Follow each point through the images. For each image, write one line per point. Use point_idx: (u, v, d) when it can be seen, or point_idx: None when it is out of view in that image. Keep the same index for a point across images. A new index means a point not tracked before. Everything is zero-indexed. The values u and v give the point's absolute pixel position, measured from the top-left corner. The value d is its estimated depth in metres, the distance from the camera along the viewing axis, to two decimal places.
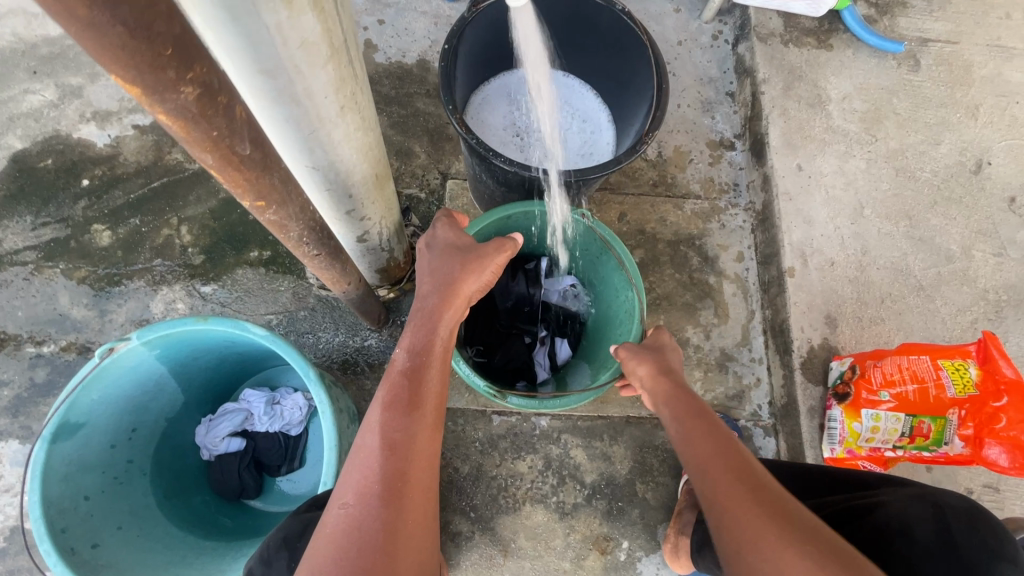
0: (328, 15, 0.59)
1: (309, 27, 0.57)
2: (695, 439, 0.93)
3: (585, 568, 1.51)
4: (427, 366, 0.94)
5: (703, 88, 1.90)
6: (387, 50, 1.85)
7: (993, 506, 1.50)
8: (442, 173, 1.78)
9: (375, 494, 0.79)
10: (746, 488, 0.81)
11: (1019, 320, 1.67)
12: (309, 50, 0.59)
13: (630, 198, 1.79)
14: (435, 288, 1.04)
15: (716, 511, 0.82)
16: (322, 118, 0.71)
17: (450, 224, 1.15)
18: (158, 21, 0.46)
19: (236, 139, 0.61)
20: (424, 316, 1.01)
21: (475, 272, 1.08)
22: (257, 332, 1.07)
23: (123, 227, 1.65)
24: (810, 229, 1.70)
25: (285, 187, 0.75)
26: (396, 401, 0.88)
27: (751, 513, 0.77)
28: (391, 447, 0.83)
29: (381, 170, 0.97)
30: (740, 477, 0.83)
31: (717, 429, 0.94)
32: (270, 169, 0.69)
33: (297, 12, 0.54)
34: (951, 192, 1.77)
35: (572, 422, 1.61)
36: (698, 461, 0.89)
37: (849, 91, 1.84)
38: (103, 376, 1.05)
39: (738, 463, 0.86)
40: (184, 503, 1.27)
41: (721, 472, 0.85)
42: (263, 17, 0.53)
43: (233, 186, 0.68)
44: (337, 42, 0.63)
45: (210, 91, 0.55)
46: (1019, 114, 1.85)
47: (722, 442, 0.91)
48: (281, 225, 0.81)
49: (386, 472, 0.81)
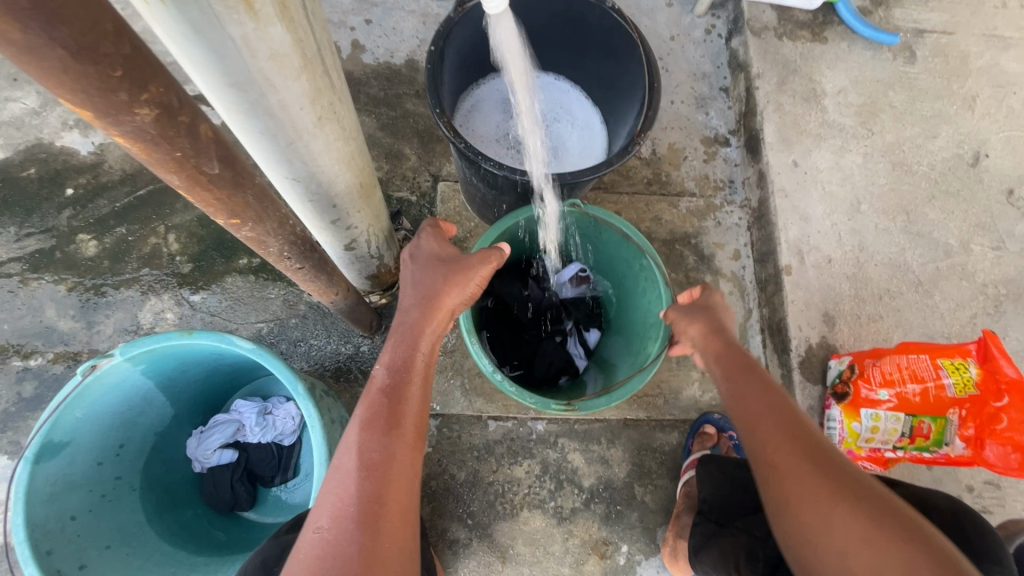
0: (299, 25, 0.56)
1: (278, 39, 0.54)
2: (750, 396, 0.90)
3: (584, 573, 1.50)
4: (409, 382, 0.94)
5: (697, 84, 1.87)
6: (375, 50, 1.82)
7: (993, 503, 1.49)
8: (433, 175, 1.75)
9: (351, 518, 0.79)
10: (808, 454, 0.81)
11: (1019, 314, 1.65)
12: (280, 62, 0.56)
13: (625, 197, 1.76)
14: (416, 301, 1.03)
15: (772, 470, 0.83)
16: (299, 130, 0.68)
17: (435, 234, 1.14)
18: (105, 41, 0.45)
19: (203, 159, 0.60)
20: (405, 330, 1.00)
21: (459, 284, 1.06)
22: (244, 345, 1.05)
23: (109, 236, 1.62)
24: (806, 226, 1.68)
25: (261, 204, 0.72)
26: (374, 421, 0.88)
27: (812, 481, 0.78)
28: (369, 467, 0.84)
29: (366, 179, 0.94)
30: (802, 441, 0.83)
31: (774, 387, 0.91)
32: (243, 186, 0.67)
33: (264, 23, 0.51)
34: (949, 185, 1.75)
35: (569, 426, 1.59)
36: (753, 419, 0.88)
37: (844, 85, 1.82)
38: (87, 393, 1.03)
39: (798, 426, 0.85)
40: (175, 518, 1.26)
41: (783, 436, 0.84)
42: (227, 30, 0.50)
43: (203, 205, 0.67)
44: (310, 52, 0.60)
45: (169, 111, 0.54)
46: (1016, 105, 1.82)
47: (780, 401, 0.89)
48: (260, 240, 0.79)
49: (362, 493, 0.81)
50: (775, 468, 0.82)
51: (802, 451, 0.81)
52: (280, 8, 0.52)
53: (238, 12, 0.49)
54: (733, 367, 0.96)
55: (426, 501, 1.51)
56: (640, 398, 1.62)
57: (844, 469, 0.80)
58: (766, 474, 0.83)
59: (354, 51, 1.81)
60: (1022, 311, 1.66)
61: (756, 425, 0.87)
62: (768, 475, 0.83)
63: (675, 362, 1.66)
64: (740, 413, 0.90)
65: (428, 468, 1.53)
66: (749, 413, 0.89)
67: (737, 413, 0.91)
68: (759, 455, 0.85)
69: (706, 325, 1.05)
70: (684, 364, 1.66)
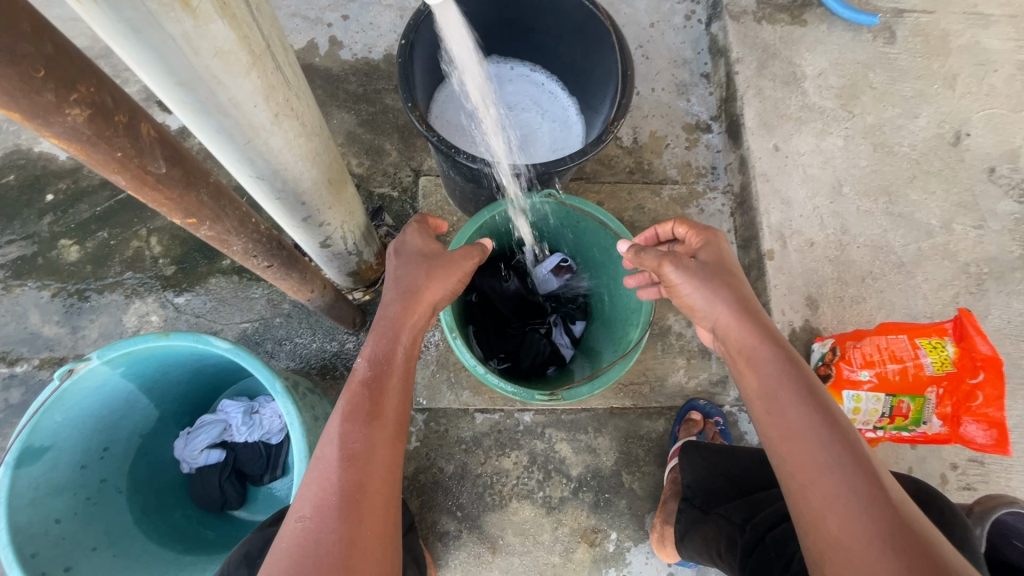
0: (242, 21, 0.56)
1: (221, 35, 0.54)
2: (802, 438, 0.79)
3: (574, 561, 1.51)
4: (390, 374, 0.94)
5: (678, 71, 1.86)
6: (352, 46, 1.80)
7: (977, 480, 1.51)
8: (414, 169, 1.75)
9: (333, 507, 0.80)
10: (877, 520, 0.70)
11: (1001, 293, 1.66)
12: (226, 59, 0.56)
13: (607, 186, 1.75)
14: (398, 296, 1.03)
15: (827, 533, 0.73)
16: (256, 128, 0.68)
17: (421, 229, 1.13)
18: (23, 42, 0.43)
19: (147, 158, 0.59)
20: (386, 323, 1.00)
21: (442, 279, 1.06)
22: (221, 345, 1.05)
23: (90, 241, 1.62)
24: (788, 210, 1.68)
25: (217, 203, 0.72)
26: (355, 411, 0.88)
27: (880, 557, 0.67)
28: (350, 457, 0.84)
29: (333, 175, 0.94)
30: (868, 502, 0.71)
31: (836, 423, 0.79)
32: (195, 184, 0.67)
33: (204, 20, 0.52)
34: (930, 165, 1.75)
35: (556, 416, 1.60)
36: (807, 466, 0.77)
37: (824, 67, 1.81)
38: (65, 398, 1.04)
39: (866, 481, 0.73)
40: (163, 518, 1.27)
41: (845, 493, 0.73)
42: (165, 28, 0.50)
43: (157, 205, 0.66)
44: (257, 48, 0.60)
45: (105, 111, 0.52)
46: (996, 83, 1.82)
47: (844, 444, 0.76)
48: (222, 239, 0.79)
49: (344, 483, 0.82)
50: (829, 530, 0.72)
51: (868, 516, 0.70)
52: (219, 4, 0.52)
53: (175, 9, 0.49)
54: (782, 394, 0.84)
55: (415, 495, 1.52)
56: (626, 387, 1.63)
57: (923, 543, 0.68)
58: (817, 533, 0.74)
59: (331, 47, 1.80)
60: (1005, 289, 1.66)
61: (812, 474, 0.76)
62: (820, 535, 0.74)
63: (660, 349, 1.66)
64: (789, 455, 0.80)
65: (416, 463, 1.54)
66: (801, 459, 0.78)
67: (784, 454, 0.81)
68: (810, 511, 0.75)
69: (747, 333, 0.92)
70: (670, 352, 1.67)
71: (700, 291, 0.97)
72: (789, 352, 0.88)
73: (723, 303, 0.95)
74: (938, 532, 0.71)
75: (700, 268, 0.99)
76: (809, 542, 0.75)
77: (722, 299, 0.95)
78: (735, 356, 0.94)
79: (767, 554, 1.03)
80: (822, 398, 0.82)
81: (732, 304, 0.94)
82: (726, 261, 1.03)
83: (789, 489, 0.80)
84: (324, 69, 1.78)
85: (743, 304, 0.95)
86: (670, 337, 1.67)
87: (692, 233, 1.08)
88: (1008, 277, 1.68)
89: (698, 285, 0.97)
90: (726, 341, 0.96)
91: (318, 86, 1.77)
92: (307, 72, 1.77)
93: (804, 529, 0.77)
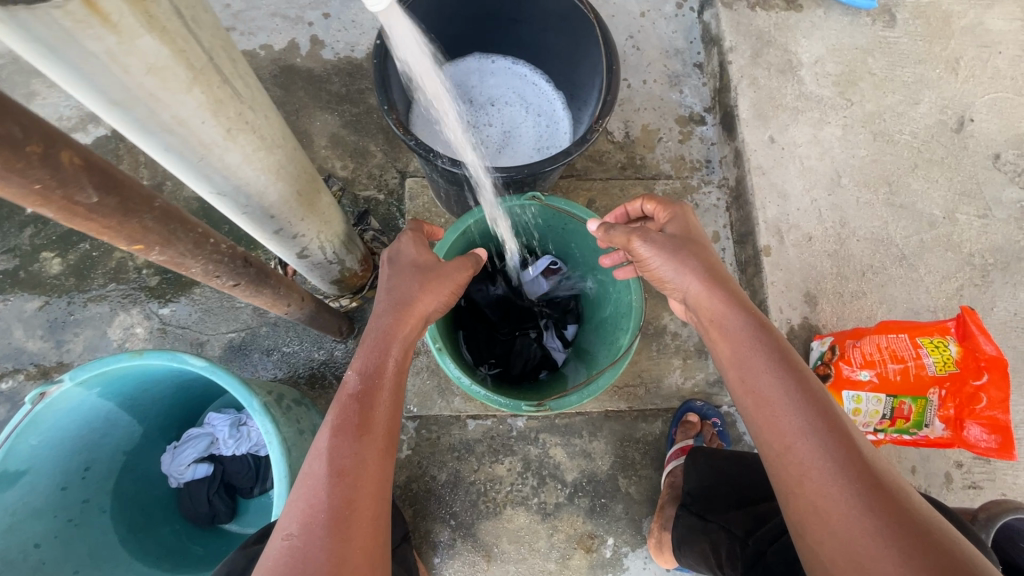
0: (175, 36, 0.57)
1: (149, 52, 0.55)
2: (777, 405, 0.79)
3: (570, 568, 1.49)
4: (382, 387, 0.86)
5: (670, 61, 1.80)
6: (334, 45, 1.75)
7: (983, 478, 1.47)
8: (400, 171, 1.70)
9: (321, 526, 0.73)
10: (855, 481, 0.70)
11: (1007, 284, 1.61)
12: (160, 75, 0.58)
13: (598, 183, 1.70)
14: (390, 303, 0.94)
15: (806, 497, 0.73)
16: (206, 144, 0.69)
17: (417, 237, 1.04)
18: None
19: (74, 189, 0.57)
20: (378, 333, 0.91)
21: (437, 290, 0.99)
22: (197, 363, 1.04)
23: (73, 253, 1.59)
24: (785, 204, 1.63)
25: (165, 227, 0.71)
26: (345, 425, 0.80)
27: (860, 518, 0.68)
28: (339, 473, 0.76)
29: (303, 188, 0.93)
30: (846, 464, 0.72)
31: (808, 388, 0.79)
32: (135, 211, 0.65)
33: (127, 39, 0.52)
34: (933, 153, 1.69)
35: (550, 421, 1.57)
36: (783, 432, 0.77)
37: (821, 54, 1.75)
38: (39, 421, 1.01)
39: (842, 445, 0.73)
40: (151, 536, 1.25)
41: (821, 458, 0.73)
42: (86, 46, 0.51)
43: (96, 233, 0.65)
44: (197, 63, 0.61)
45: (16, 142, 0.49)
46: (1001, 65, 1.75)
47: (819, 410, 0.76)
48: (179, 263, 0.80)
49: (332, 501, 0.75)
50: (809, 495, 0.72)
51: (846, 478, 0.71)
52: (146, 19, 0.53)
53: (92, 26, 0.49)
54: (755, 362, 0.83)
55: (408, 504, 1.49)
56: (620, 389, 1.60)
57: (898, 501, 0.69)
58: (796, 498, 0.74)
59: (312, 47, 1.75)
60: (1011, 280, 1.61)
61: (789, 441, 0.76)
62: (799, 500, 0.73)
63: (655, 350, 1.62)
64: (766, 423, 0.79)
65: (409, 471, 1.51)
66: (776, 426, 0.78)
67: (760, 422, 0.80)
68: (789, 478, 0.75)
69: (718, 302, 0.91)
70: (665, 352, 1.63)
71: (670, 260, 0.95)
72: (760, 319, 0.88)
73: (694, 271, 0.94)
74: (912, 488, 0.72)
75: (669, 240, 0.97)
76: (789, 509, 0.75)
77: (693, 267, 0.94)
78: (707, 325, 0.93)
79: (769, 568, 0.99)
80: (794, 363, 0.82)
81: (704, 272, 0.93)
82: (693, 229, 1.03)
83: (766, 456, 0.79)
84: (306, 70, 1.73)
85: (714, 271, 0.94)
86: (666, 337, 1.63)
87: (660, 207, 1.08)
88: (1013, 267, 1.62)
89: (668, 256, 0.96)
90: (697, 310, 0.94)
91: (300, 88, 1.72)
92: (288, 73, 1.73)
93: (783, 496, 0.76)
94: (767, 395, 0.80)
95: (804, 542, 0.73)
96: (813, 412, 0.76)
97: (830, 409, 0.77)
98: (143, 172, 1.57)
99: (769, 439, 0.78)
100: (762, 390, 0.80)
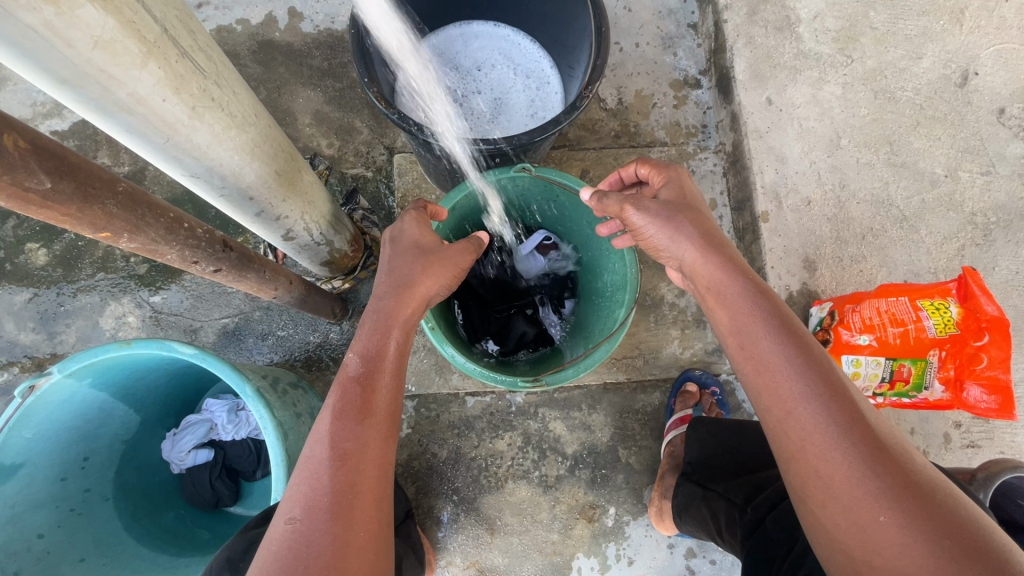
0: (124, 7, 0.55)
1: (97, 25, 0.53)
2: (777, 372, 0.77)
3: (573, 538, 1.51)
4: (384, 371, 0.84)
5: (662, 23, 1.73)
6: (314, 17, 1.68)
7: (982, 437, 1.48)
8: (387, 147, 1.65)
9: (324, 507, 0.71)
10: (858, 447, 0.69)
11: (1009, 242, 1.58)
12: (111, 50, 0.55)
13: (592, 152, 1.66)
14: (389, 288, 0.91)
15: (806, 462, 0.72)
16: (171, 123, 0.67)
17: (419, 218, 1.00)
18: None
19: (26, 174, 0.54)
20: (378, 316, 0.89)
21: (438, 274, 0.95)
22: (187, 351, 1.03)
23: (58, 243, 1.56)
24: (783, 168, 1.59)
25: (132, 212, 0.69)
26: (347, 407, 0.79)
27: (862, 481, 0.67)
28: (342, 457, 0.75)
29: (279, 166, 0.92)
30: (847, 429, 0.70)
31: (810, 353, 0.77)
32: (97, 196, 0.63)
33: (68, 8, 0.50)
34: (936, 109, 1.64)
35: (549, 396, 1.57)
36: (784, 399, 0.75)
37: (821, 9, 1.68)
38: (31, 414, 1.01)
39: (844, 409, 0.72)
40: (156, 522, 1.26)
41: (822, 423, 0.71)
42: (21, 18, 0.48)
43: (58, 222, 0.63)
44: (150, 35, 0.59)
45: None
46: (1008, 14, 1.68)
47: (820, 375, 0.75)
48: (152, 249, 0.78)
49: (336, 483, 0.73)
50: (810, 460, 0.71)
51: (848, 443, 0.69)
52: None
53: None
54: (755, 328, 0.81)
55: (410, 482, 1.50)
56: (618, 361, 1.59)
57: (900, 463, 0.68)
58: (797, 464, 0.73)
59: (291, 20, 1.67)
60: (1013, 239, 1.58)
61: (790, 407, 0.74)
62: (799, 464, 0.73)
63: (653, 321, 1.61)
64: (765, 390, 0.77)
65: (409, 449, 1.52)
66: (776, 391, 0.76)
67: (760, 387, 0.78)
68: (790, 443, 0.74)
69: (716, 269, 0.88)
70: (663, 323, 1.61)
71: (666, 230, 0.93)
72: (758, 284, 0.85)
73: (690, 238, 0.91)
74: (911, 448, 0.72)
75: (664, 207, 0.94)
76: (790, 474, 0.74)
77: (689, 235, 0.91)
78: (704, 292, 0.90)
79: (768, 537, 0.99)
80: (794, 328, 0.80)
81: (698, 238, 0.91)
82: (688, 194, 1.00)
83: (766, 421, 0.78)
84: (286, 44, 1.67)
85: (709, 237, 0.91)
86: (663, 307, 1.62)
87: (654, 171, 1.05)
88: (1016, 225, 1.59)
89: (663, 225, 0.93)
90: (694, 279, 0.92)
91: (280, 64, 1.66)
92: (267, 48, 1.66)
93: (784, 461, 0.75)
94: (769, 360, 0.78)
95: (805, 504, 0.73)
96: (814, 373, 0.75)
97: (831, 370, 0.76)
98: (124, 157, 1.53)
99: (770, 403, 0.76)
100: (764, 355, 0.78)
